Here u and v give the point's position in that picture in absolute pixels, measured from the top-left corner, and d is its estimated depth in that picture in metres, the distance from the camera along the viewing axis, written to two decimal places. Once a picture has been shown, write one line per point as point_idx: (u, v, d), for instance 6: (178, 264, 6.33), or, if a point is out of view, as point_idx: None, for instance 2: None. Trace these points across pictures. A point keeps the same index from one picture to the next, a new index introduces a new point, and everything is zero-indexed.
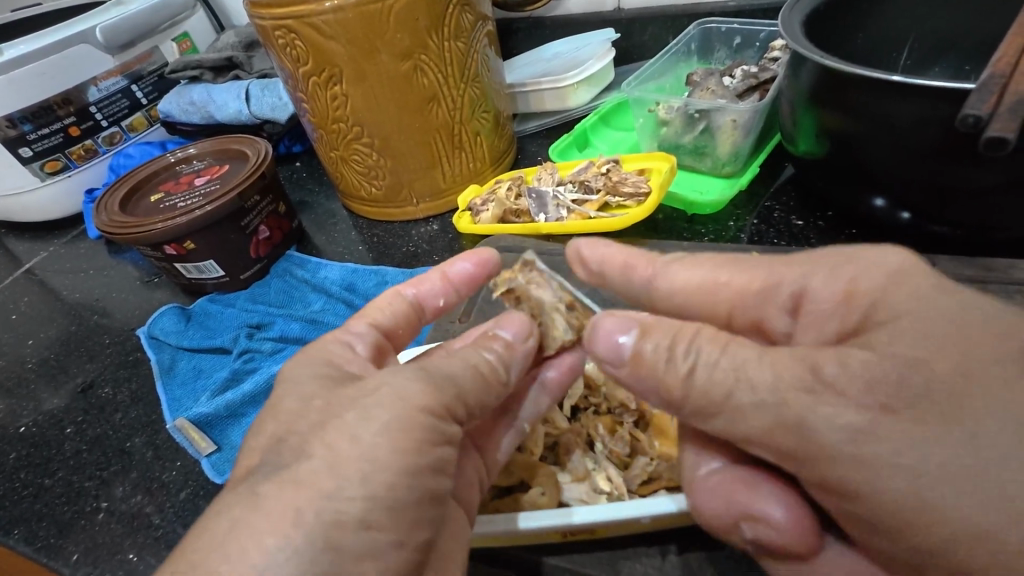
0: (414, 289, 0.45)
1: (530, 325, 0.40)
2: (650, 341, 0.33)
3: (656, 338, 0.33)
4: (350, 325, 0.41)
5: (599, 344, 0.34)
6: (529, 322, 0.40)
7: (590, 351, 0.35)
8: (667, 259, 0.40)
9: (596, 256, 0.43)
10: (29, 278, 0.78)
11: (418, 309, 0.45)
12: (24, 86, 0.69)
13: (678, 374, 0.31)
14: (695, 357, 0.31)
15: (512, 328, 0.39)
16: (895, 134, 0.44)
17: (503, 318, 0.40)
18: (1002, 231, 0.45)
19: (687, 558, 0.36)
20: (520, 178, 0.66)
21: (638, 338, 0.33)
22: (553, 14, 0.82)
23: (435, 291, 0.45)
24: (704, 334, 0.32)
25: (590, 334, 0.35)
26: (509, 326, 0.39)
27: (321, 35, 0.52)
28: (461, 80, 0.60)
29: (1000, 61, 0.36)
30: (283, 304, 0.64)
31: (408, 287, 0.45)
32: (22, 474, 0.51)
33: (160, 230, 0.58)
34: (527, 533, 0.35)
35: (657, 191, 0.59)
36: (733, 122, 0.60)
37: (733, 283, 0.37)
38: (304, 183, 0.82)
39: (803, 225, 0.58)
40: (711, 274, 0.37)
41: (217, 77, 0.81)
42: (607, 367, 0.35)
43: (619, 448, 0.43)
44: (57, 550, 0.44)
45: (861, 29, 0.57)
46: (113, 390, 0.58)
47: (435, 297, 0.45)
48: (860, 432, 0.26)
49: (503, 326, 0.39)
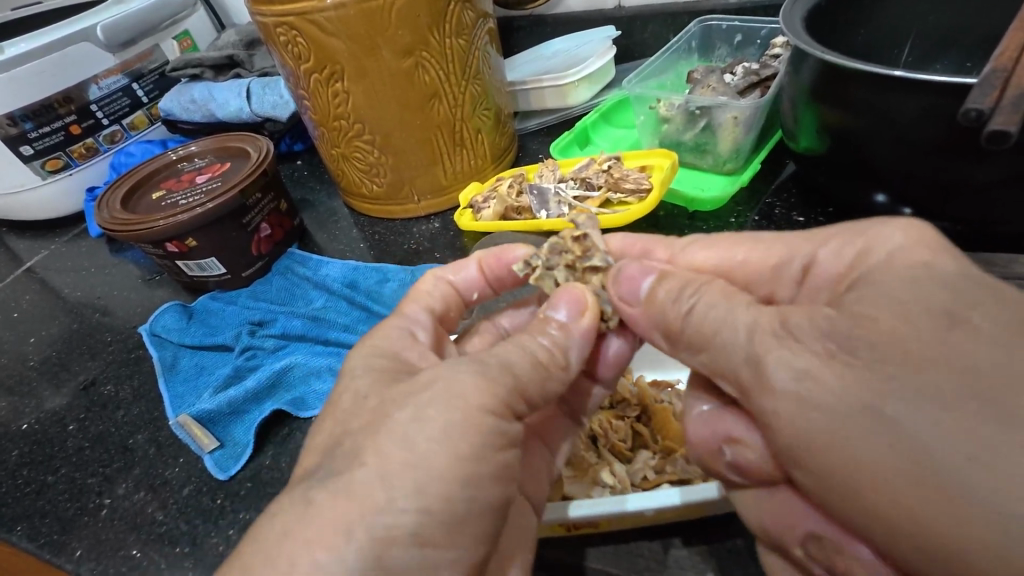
0: (456, 275, 0.44)
1: (587, 300, 0.37)
2: (665, 285, 0.34)
3: (670, 282, 0.34)
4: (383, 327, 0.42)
5: (623, 285, 0.36)
6: (582, 294, 0.37)
7: (613, 292, 0.37)
8: (683, 242, 0.39)
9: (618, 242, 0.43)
10: (29, 276, 0.79)
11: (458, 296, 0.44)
12: (24, 85, 0.69)
13: (680, 314, 0.33)
14: (696, 299, 0.32)
15: (565, 306, 0.37)
16: (896, 129, 0.44)
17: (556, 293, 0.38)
18: (1003, 225, 0.45)
19: (690, 552, 0.36)
20: (521, 175, 0.66)
21: (655, 281, 0.35)
22: (553, 11, 0.82)
23: (472, 283, 0.44)
24: (713, 285, 0.33)
25: (616, 276, 0.37)
26: (563, 305, 0.37)
27: (322, 32, 0.52)
28: (462, 77, 0.60)
29: (1001, 55, 0.36)
30: (284, 301, 0.64)
31: (447, 271, 0.44)
32: (24, 471, 0.51)
33: (161, 227, 0.58)
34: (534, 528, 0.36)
35: (657, 188, 0.59)
36: (734, 119, 0.60)
37: (750, 261, 0.37)
38: (305, 181, 0.82)
39: (804, 221, 0.58)
40: (728, 253, 0.37)
41: (217, 75, 0.81)
42: (625, 310, 0.36)
43: (621, 442, 0.44)
44: (61, 546, 0.44)
45: (861, 26, 0.57)
46: (115, 387, 0.58)
47: (471, 289, 0.44)
48: None
49: (556, 302, 0.37)
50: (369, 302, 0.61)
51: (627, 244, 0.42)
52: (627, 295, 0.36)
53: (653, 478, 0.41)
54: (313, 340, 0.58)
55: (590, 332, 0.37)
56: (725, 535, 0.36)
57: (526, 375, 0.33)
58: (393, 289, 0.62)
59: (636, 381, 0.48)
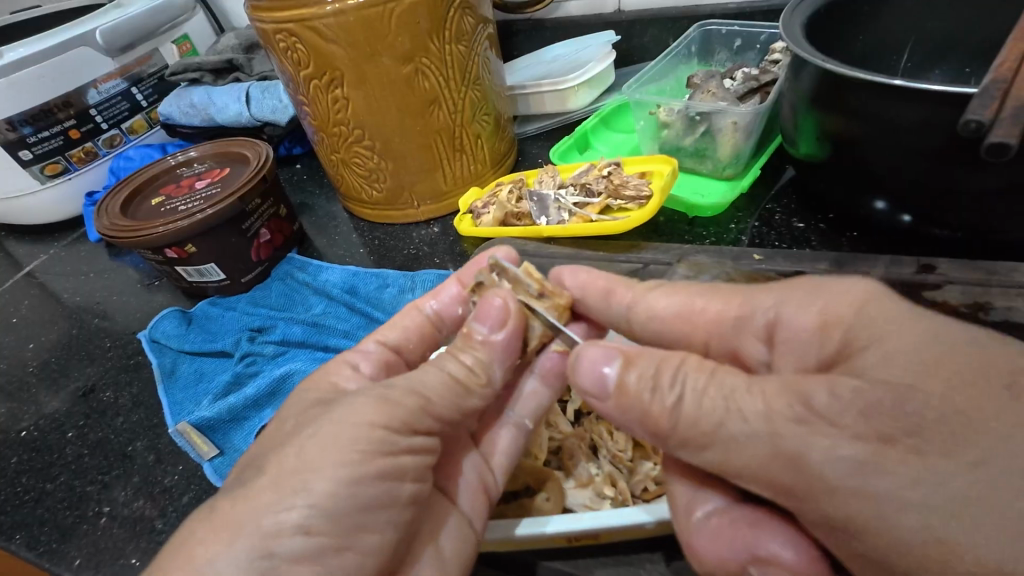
0: (435, 301, 0.45)
1: (508, 308, 0.37)
2: (635, 369, 0.32)
3: (639, 367, 0.32)
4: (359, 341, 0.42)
5: (586, 375, 0.34)
6: (504, 303, 0.37)
7: (575, 382, 0.34)
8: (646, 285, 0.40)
9: (576, 281, 0.42)
10: (29, 280, 0.78)
11: (437, 323, 0.45)
12: (25, 89, 0.69)
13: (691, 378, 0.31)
14: (681, 387, 0.30)
15: (487, 319, 0.36)
16: (898, 138, 0.44)
17: (480, 304, 0.37)
18: (1002, 235, 0.45)
19: (691, 564, 0.36)
20: (520, 181, 0.66)
21: (621, 367, 0.33)
22: (553, 16, 0.82)
23: (454, 299, 0.45)
24: (689, 363, 0.31)
25: (575, 363, 0.35)
26: (488, 315, 0.36)
27: (322, 39, 0.52)
28: (462, 83, 0.60)
29: (1001, 66, 0.36)
30: (283, 307, 0.64)
31: (428, 300, 0.45)
32: (23, 479, 0.51)
33: (160, 234, 0.58)
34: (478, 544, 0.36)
35: (658, 194, 0.59)
36: (734, 125, 0.60)
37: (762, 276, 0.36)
38: (304, 185, 0.82)
39: (804, 227, 0.58)
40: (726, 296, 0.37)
41: (216, 79, 0.81)
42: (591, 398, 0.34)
43: (622, 453, 0.43)
44: (60, 555, 0.44)
45: (861, 32, 0.58)
46: (114, 395, 0.58)
47: (453, 304, 0.45)
48: (871, 453, 0.25)
49: (479, 317, 0.37)
50: (368, 309, 0.61)
51: (590, 285, 0.42)
52: (593, 388, 0.34)
53: (655, 489, 0.41)
54: (314, 347, 0.58)
55: (515, 339, 0.37)
56: None
57: (445, 394, 0.34)
58: (393, 295, 0.62)
59: None
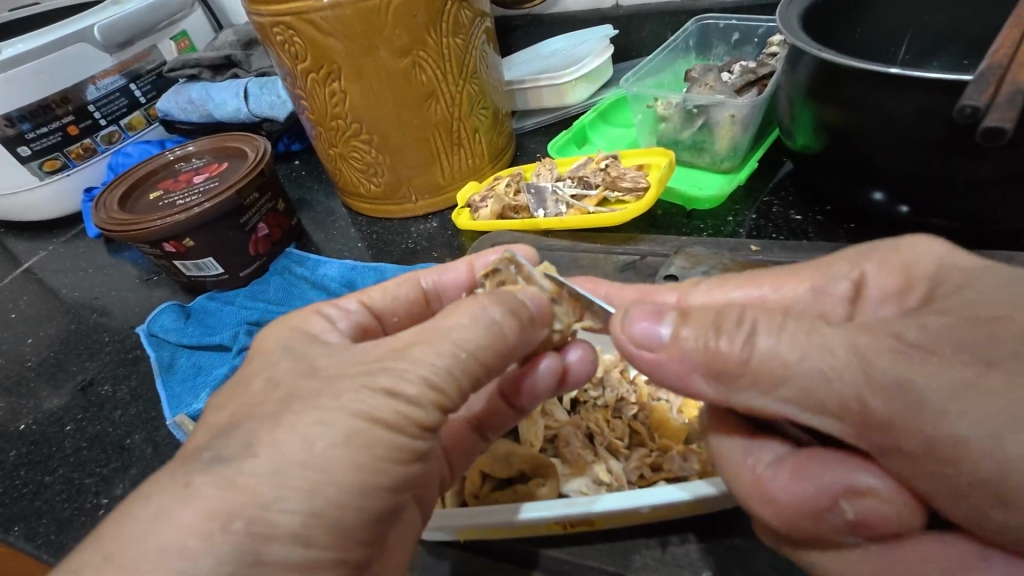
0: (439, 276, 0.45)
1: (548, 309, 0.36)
2: (690, 325, 0.31)
3: (693, 326, 0.31)
4: (339, 300, 0.40)
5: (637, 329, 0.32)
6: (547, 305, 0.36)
7: (623, 337, 0.33)
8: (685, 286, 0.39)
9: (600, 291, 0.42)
10: (27, 277, 0.79)
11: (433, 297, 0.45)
12: (22, 85, 0.69)
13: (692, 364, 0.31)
14: (713, 332, 0.31)
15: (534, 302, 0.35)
16: (895, 128, 0.44)
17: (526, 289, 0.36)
18: (997, 224, 0.45)
19: (687, 550, 0.36)
20: (519, 174, 0.67)
21: (676, 324, 0.32)
22: (551, 11, 0.82)
23: (457, 283, 0.46)
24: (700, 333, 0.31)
25: (621, 322, 0.33)
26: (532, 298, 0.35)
27: (320, 32, 0.52)
28: (459, 76, 0.60)
29: (996, 52, 0.36)
30: (282, 302, 0.63)
31: (429, 275, 0.45)
32: (22, 472, 0.51)
33: (158, 227, 0.58)
34: (472, 529, 0.36)
35: (656, 185, 0.59)
36: (731, 118, 0.60)
37: None
38: (303, 181, 0.83)
39: (802, 219, 0.58)
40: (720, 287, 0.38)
41: (215, 76, 0.81)
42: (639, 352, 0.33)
43: (617, 440, 0.44)
44: (59, 547, 0.44)
45: (857, 25, 0.58)
46: (112, 388, 0.58)
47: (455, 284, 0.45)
48: None
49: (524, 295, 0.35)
50: None
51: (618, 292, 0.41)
52: (643, 339, 0.32)
53: (650, 477, 0.41)
54: None
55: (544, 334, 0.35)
56: (724, 532, 0.36)
57: None
58: None
59: (632, 380, 0.48)
